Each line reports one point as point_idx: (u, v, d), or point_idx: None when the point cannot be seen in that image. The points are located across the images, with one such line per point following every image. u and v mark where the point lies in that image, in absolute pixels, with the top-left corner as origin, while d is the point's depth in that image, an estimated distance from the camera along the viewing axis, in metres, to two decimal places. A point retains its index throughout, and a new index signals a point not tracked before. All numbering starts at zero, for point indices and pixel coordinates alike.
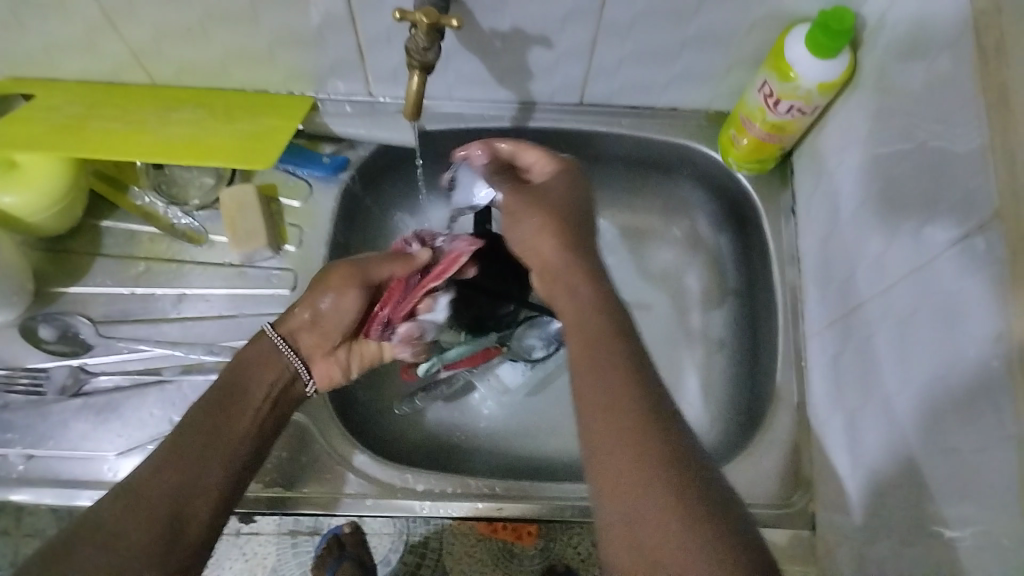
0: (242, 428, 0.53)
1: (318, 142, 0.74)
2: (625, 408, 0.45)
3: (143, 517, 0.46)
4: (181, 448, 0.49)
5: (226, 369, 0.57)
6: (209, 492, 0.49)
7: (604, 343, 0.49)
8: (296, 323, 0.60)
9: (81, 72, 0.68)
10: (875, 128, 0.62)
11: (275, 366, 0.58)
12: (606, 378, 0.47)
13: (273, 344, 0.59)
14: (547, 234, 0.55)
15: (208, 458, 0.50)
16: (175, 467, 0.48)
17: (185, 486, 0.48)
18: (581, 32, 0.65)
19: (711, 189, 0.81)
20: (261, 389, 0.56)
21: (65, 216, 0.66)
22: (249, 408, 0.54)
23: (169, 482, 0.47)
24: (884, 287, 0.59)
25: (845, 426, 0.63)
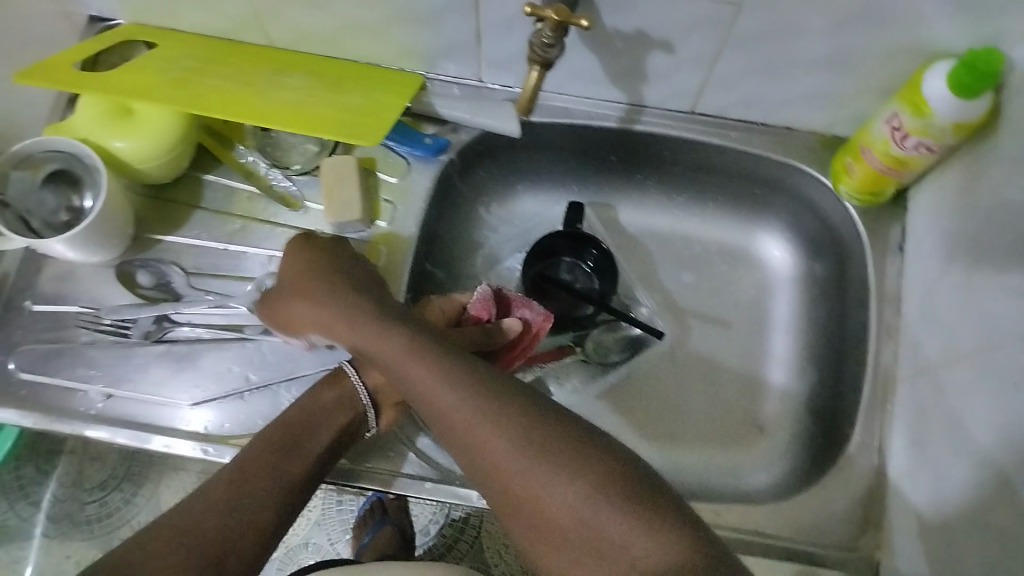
0: (287, 472, 0.55)
1: (421, 122, 0.74)
2: (507, 472, 0.45)
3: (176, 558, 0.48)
4: (228, 495, 0.52)
5: (292, 413, 0.58)
6: (242, 532, 0.51)
7: (469, 434, 0.47)
8: (379, 378, 0.62)
9: (203, 24, 0.69)
10: (1007, 177, 0.58)
11: (340, 414, 0.59)
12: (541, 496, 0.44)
13: (354, 390, 0.61)
14: (306, 304, 0.60)
15: (251, 510, 0.52)
16: (219, 513, 0.51)
17: (228, 529, 0.50)
18: (705, 40, 0.63)
19: (815, 214, 0.78)
20: (324, 433, 0.58)
21: (170, 167, 0.68)
22: (305, 452, 0.56)
23: (208, 527, 0.50)
24: (996, 348, 0.56)
25: (928, 483, 0.61)
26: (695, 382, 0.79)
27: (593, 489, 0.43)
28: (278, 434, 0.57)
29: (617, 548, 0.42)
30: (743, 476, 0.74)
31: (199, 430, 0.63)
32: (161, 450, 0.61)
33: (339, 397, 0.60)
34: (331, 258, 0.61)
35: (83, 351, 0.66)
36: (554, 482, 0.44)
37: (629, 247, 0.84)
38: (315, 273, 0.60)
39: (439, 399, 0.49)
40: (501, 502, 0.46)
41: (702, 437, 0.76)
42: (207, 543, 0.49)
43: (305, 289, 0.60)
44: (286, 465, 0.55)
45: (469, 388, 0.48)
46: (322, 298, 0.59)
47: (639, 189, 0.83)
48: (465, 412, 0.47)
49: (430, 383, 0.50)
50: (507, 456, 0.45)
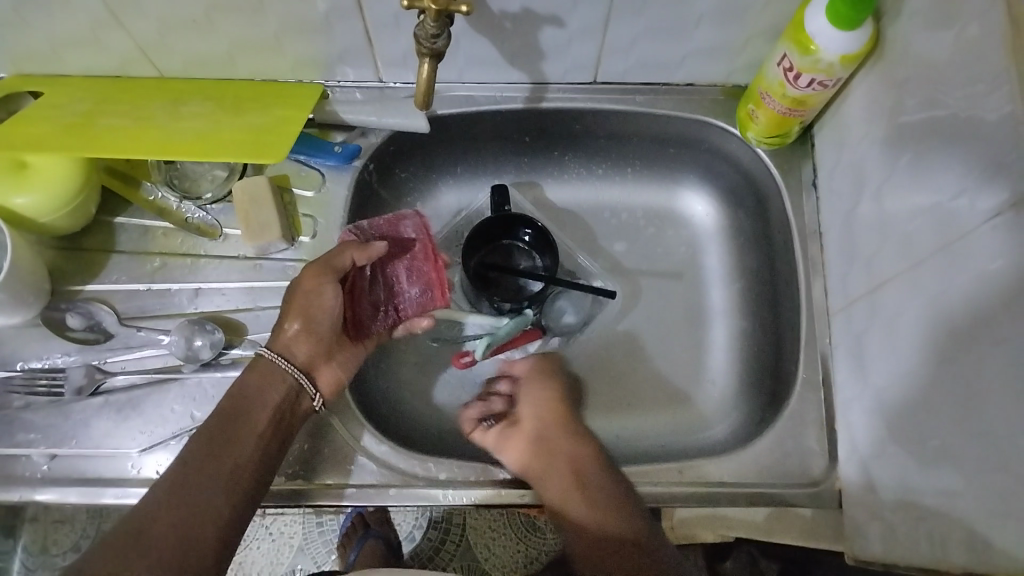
0: (240, 456, 0.54)
1: (329, 131, 0.73)
2: (592, 468, 0.65)
3: (142, 558, 0.46)
4: (179, 490, 0.51)
5: (222, 404, 0.57)
6: (213, 524, 0.50)
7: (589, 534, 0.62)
8: (293, 344, 0.61)
9: (88, 66, 0.68)
10: (898, 100, 0.60)
11: (270, 392, 0.59)
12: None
13: (274, 365, 0.60)
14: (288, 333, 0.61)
15: (206, 501, 0.51)
16: (174, 509, 0.49)
17: (186, 521, 0.49)
18: (592, 10, 0.64)
19: (731, 165, 0.79)
20: (260, 413, 0.57)
21: (78, 216, 0.66)
22: (246, 434, 0.56)
23: (165, 525, 0.49)
24: (912, 265, 0.58)
25: (870, 406, 0.63)
26: (643, 345, 0.80)
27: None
28: (219, 425, 0.55)
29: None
30: (700, 429, 0.76)
31: (153, 475, 0.62)
32: (115, 502, 0.60)
33: (264, 377, 0.59)
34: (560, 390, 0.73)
35: (18, 416, 0.64)
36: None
37: (558, 225, 0.84)
38: (550, 407, 0.71)
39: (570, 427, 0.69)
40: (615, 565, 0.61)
41: (656, 399, 0.78)
42: (167, 541, 0.48)
43: (530, 399, 0.72)
44: (232, 455, 0.54)
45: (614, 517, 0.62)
46: (541, 436, 0.68)
47: (559, 165, 0.84)
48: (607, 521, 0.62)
49: (598, 516, 0.62)
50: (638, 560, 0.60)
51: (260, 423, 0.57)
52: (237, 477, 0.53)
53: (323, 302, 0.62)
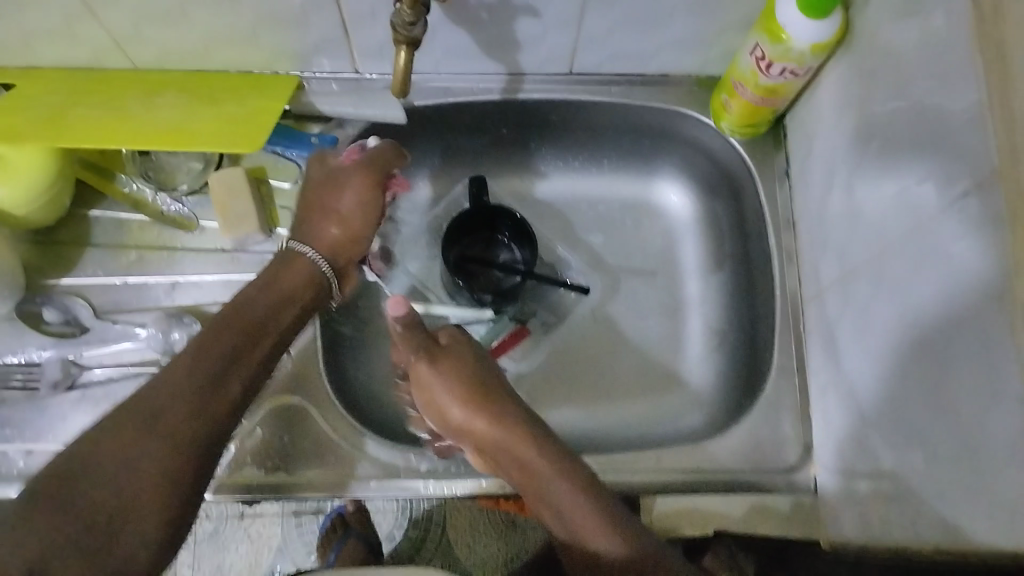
0: (252, 368, 0.56)
1: (306, 122, 0.73)
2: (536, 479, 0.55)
3: (154, 443, 0.49)
4: (195, 379, 0.52)
5: (253, 290, 0.60)
6: (178, 466, 0.49)
7: (583, 531, 0.52)
8: (331, 240, 0.65)
9: (61, 59, 0.67)
10: (868, 88, 0.61)
11: (307, 288, 0.62)
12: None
13: (314, 266, 0.63)
14: (331, 231, 0.65)
15: (224, 393, 0.53)
16: (189, 399, 0.51)
17: (198, 411, 0.51)
18: (567, 2, 0.64)
19: (706, 156, 0.80)
20: (290, 309, 0.60)
21: (52, 208, 0.65)
22: (270, 330, 0.58)
23: (178, 418, 0.50)
24: (881, 249, 0.59)
25: (843, 389, 0.64)
26: (621, 335, 0.81)
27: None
28: (228, 332, 0.56)
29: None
30: (678, 416, 0.77)
31: None
32: None
33: (303, 271, 0.62)
34: (453, 352, 0.61)
35: None
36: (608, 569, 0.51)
37: (536, 216, 0.85)
38: (465, 389, 0.59)
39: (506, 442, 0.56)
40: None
41: (634, 387, 0.78)
42: (180, 432, 0.50)
43: (434, 370, 0.60)
44: (257, 352, 0.57)
45: (592, 517, 0.52)
46: (475, 416, 0.58)
47: (536, 157, 0.85)
48: (582, 520, 0.53)
49: (565, 502, 0.53)
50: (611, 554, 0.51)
51: (284, 320, 0.60)
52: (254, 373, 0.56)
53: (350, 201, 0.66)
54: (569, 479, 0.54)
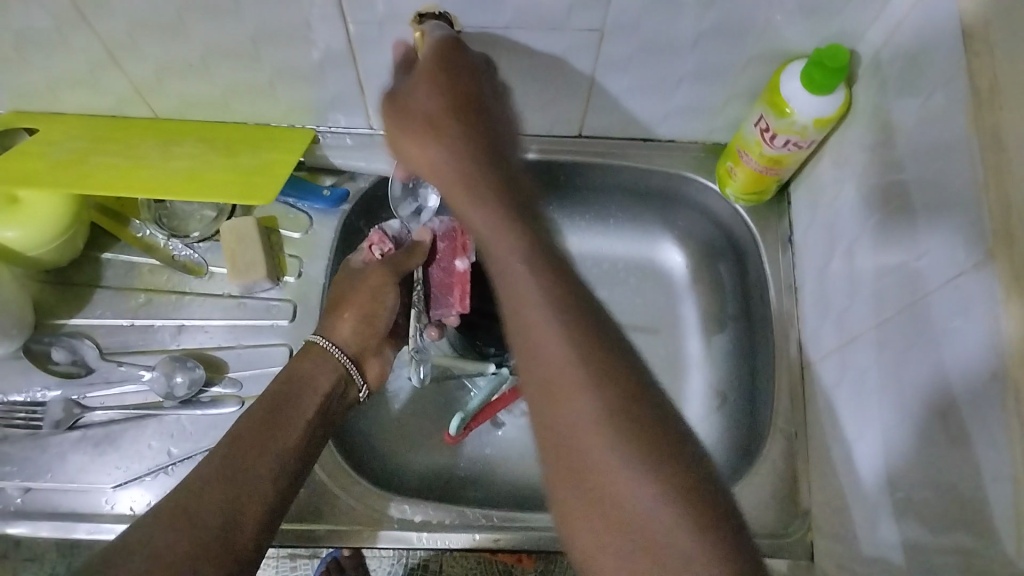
0: (281, 447, 0.55)
1: (318, 175, 0.76)
2: (564, 379, 0.43)
3: (180, 532, 0.47)
4: (230, 467, 0.52)
5: (277, 385, 0.60)
6: (226, 529, 0.48)
7: (532, 334, 0.45)
8: (344, 332, 0.65)
9: (84, 106, 0.69)
10: (869, 164, 0.63)
11: (324, 377, 0.62)
12: (576, 417, 0.42)
13: (331, 354, 0.64)
14: (346, 327, 0.65)
15: (254, 481, 0.52)
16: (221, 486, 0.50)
17: (236, 496, 0.50)
18: (578, 68, 0.66)
19: (711, 219, 0.81)
20: (308, 397, 0.60)
21: (66, 249, 0.67)
22: (293, 415, 0.58)
23: (210, 506, 0.49)
24: (880, 322, 0.59)
25: (841, 459, 0.63)
26: None
27: (619, 429, 0.41)
28: (263, 419, 0.56)
29: (597, 453, 0.41)
30: None
31: (126, 511, 0.61)
32: (87, 537, 0.60)
33: (318, 362, 0.63)
34: (467, 82, 0.54)
35: None
36: (592, 412, 0.42)
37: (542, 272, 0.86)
38: (464, 135, 0.52)
39: (519, 300, 0.46)
40: (529, 386, 0.45)
41: None
42: (209, 518, 0.48)
43: (429, 87, 0.53)
44: (286, 437, 0.56)
45: (557, 320, 0.44)
46: (458, 151, 0.51)
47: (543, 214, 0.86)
48: (537, 314, 0.45)
49: (566, 366, 0.43)
50: (560, 359, 0.43)
51: (308, 408, 0.59)
52: (286, 454, 0.55)
53: (376, 300, 0.67)
54: (557, 280, 0.46)
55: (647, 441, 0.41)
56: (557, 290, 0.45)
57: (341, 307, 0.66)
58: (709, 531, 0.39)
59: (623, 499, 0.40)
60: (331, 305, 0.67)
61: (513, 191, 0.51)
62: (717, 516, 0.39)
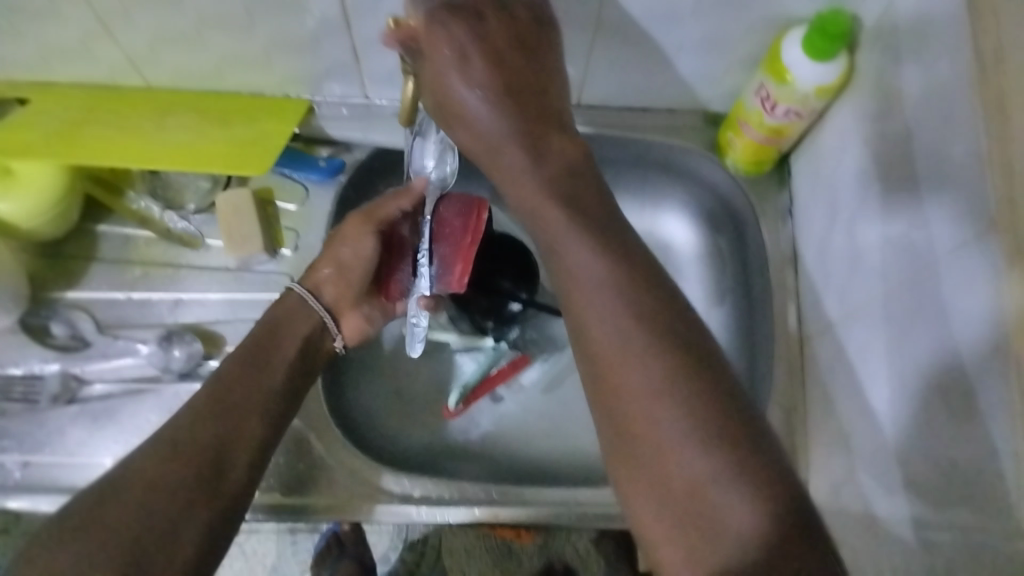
0: (265, 389, 0.56)
1: (314, 145, 0.75)
2: (606, 322, 0.47)
3: (172, 471, 0.49)
4: (215, 410, 0.53)
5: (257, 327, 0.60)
6: (215, 469, 0.50)
7: (572, 275, 0.49)
8: (319, 283, 0.64)
9: (77, 76, 0.68)
10: (871, 132, 0.62)
11: (305, 322, 0.62)
12: (643, 397, 0.44)
13: (303, 300, 0.63)
14: (319, 278, 0.64)
15: (240, 423, 0.53)
16: (209, 427, 0.52)
17: (224, 436, 0.52)
18: (577, 36, 0.65)
19: (711, 191, 0.81)
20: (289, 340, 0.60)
21: (61, 221, 0.67)
22: (277, 358, 0.58)
23: (199, 444, 0.50)
24: (881, 293, 0.59)
25: (840, 431, 0.64)
26: None
27: (661, 380, 0.44)
28: (249, 354, 0.57)
29: (637, 395, 0.44)
30: None
31: None
32: None
33: (294, 313, 0.62)
34: (531, 65, 0.56)
35: None
36: (626, 351, 0.45)
37: None
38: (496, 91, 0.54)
39: (562, 247, 0.50)
40: (567, 314, 0.49)
41: None
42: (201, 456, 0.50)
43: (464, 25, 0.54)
44: (269, 375, 0.57)
45: (606, 274, 0.48)
46: (505, 117, 0.54)
47: None
48: (594, 286, 0.48)
49: (604, 318, 0.47)
50: (623, 347, 0.45)
51: (287, 351, 0.59)
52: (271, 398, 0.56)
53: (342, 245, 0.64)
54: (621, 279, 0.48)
55: (705, 417, 0.42)
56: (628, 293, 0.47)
57: (322, 260, 0.64)
58: (767, 504, 0.40)
59: (664, 446, 0.43)
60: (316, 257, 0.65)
61: (567, 173, 0.54)
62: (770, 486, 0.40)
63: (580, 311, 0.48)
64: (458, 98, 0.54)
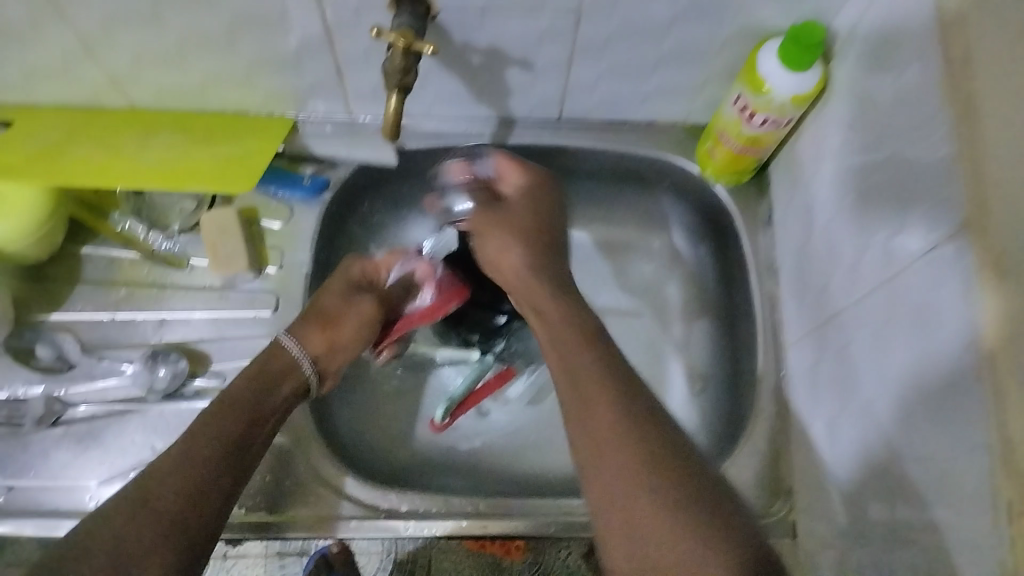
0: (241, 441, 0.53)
1: (298, 163, 0.75)
2: (604, 409, 0.49)
3: (143, 521, 0.45)
4: (190, 459, 0.49)
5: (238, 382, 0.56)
6: (188, 518, 0.47)
7: (575, 369, 0.53)
8: (318, 347, 0.62)
9: (60, 98, 0.68)
10: (846, 139, 0.63)
11: (290, 379, 0.60)
12: (624, 499, 0.46)
13: (297, 360, 0.61)
14: (317, 342, 0.62)
15: (214, 474, 0.50)
16: (182, 476, 0.48)
17: (197, 486, 0.48)
18: (555, 51, 0.66)
19: (691, 201, 0.82)
20: (269, 395, 0.57)
21: (44, 246, 0.66)
22: (258, 409, 0.55)
23: (173, 495, 0.47)
24: (861, 296, 0.60)
25: (824, 434, 0.64)
26: None
27: (659, 480, 0.45)
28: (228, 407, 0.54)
29: (636, 487, 0.46)
30: None
31: None
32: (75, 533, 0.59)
33: (285, 363, 0.60)
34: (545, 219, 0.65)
35: None
36: (622, 440, 0.48)
37: None
38: (517, 221, 0.64)
39: (567, 342, 0.54)
40: (566, 390, 0.52)
41: None
42: (173, 507, 0.47)
43: (501, 232, 0.63)
44: (246, 429, 0.54)
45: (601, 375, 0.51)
46: (524, 203, 0.65)
47: None
48: (593, 379, 0.51)
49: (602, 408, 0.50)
50: (618, 436, 0.48)
51: (271, 404, 0.57)
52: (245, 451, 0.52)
53: (356, 307, 0.65)
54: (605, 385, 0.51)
55: (687, 493, 0.45)
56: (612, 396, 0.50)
57: (322, 324, 0.63)
58: None
59: (660, 540, 0.44)
60: (307, 316, 0.64)
61: (553, 275, 0.61)
62: (755, 565, 0.42)
63: (571, 414, 0.51)
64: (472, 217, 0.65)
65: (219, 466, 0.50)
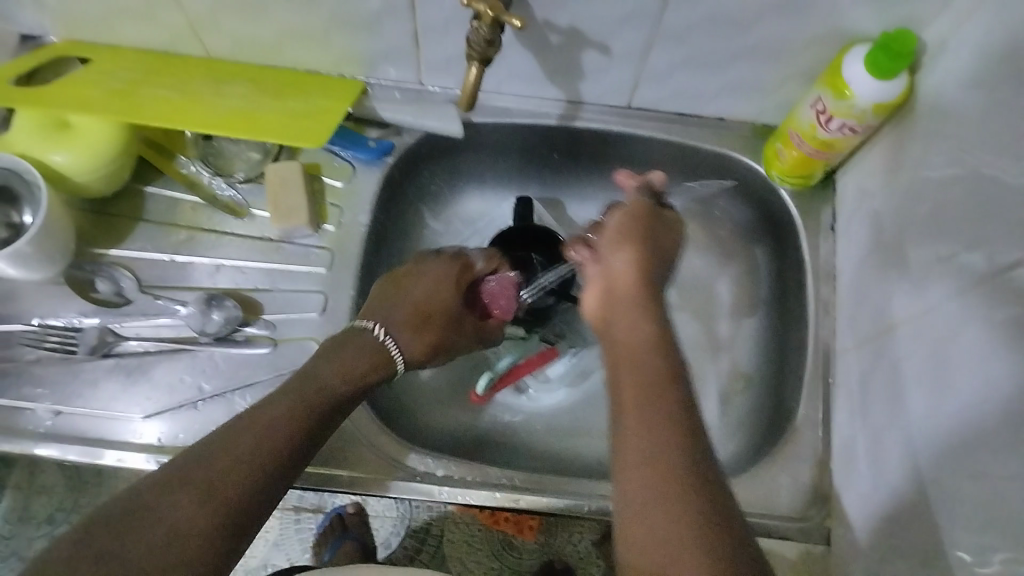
0: (303, 421, 0.51)
1: (363, 126, 0.75)
2: (649, 391, 0.46)
3: (196, 504, 0.43)
4: (251, 435, 0.48)
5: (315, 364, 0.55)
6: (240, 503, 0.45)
7: (625, 358, 0.50)
8: (419, 351, 0.62)
9: (139, 39, 0.69)
10: (924, 153, 0.62)
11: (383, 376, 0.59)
12: (638, 475, 0.43)
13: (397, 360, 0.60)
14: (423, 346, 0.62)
15: (276, 452, 0.48)
16: (242, 452, 0.47)
17: (256, 465, 0.47)
18: (636, 36, 0.65)
19: (753, 202, 0.81)
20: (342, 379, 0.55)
21: (111, 180, 0.67)
22: (332, 392, 0.54)
23: (225, 474, 0.45)
24: (921, 314, 0.58)
25: (865, 449, 0.63)
26: None
27: (678, 473, 0.42)
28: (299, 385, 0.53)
29: (651, 471, 0.43)
30: None
31: (153, 442, 0.62)
32: (115, 464, 0.60)
33: (378, 361, 0.59)
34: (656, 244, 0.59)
35: (29, 369, 0.64)
36: (655, 420, 0.45)
37: None
38: (641, 247, 0.58)
39: (632, 326, 0.52)
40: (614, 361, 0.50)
41: None
42: (225, 490, 0.44)
43: (615, 238, 0.59)
44: (313, 410, 0.52)
45: (652, 365, 0.48)
46: (654, 236, 0.59)
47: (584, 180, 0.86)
48: (642, 368, 0.48)
49: (641, 393, 0.46)
50: (641, 415, 0.45)
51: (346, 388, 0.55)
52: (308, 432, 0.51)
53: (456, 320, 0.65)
54: (670, 384, 0.47)
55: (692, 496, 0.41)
56: (671, 401, 0.46)
57: (426, 329, 0.63)
58: None
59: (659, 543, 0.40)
60: (415, 312, 0.63)
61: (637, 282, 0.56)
62: None
63: (618, 414, 0.47)
64: (624, 208, 0.62)
65: (283, 442, 0.49)
